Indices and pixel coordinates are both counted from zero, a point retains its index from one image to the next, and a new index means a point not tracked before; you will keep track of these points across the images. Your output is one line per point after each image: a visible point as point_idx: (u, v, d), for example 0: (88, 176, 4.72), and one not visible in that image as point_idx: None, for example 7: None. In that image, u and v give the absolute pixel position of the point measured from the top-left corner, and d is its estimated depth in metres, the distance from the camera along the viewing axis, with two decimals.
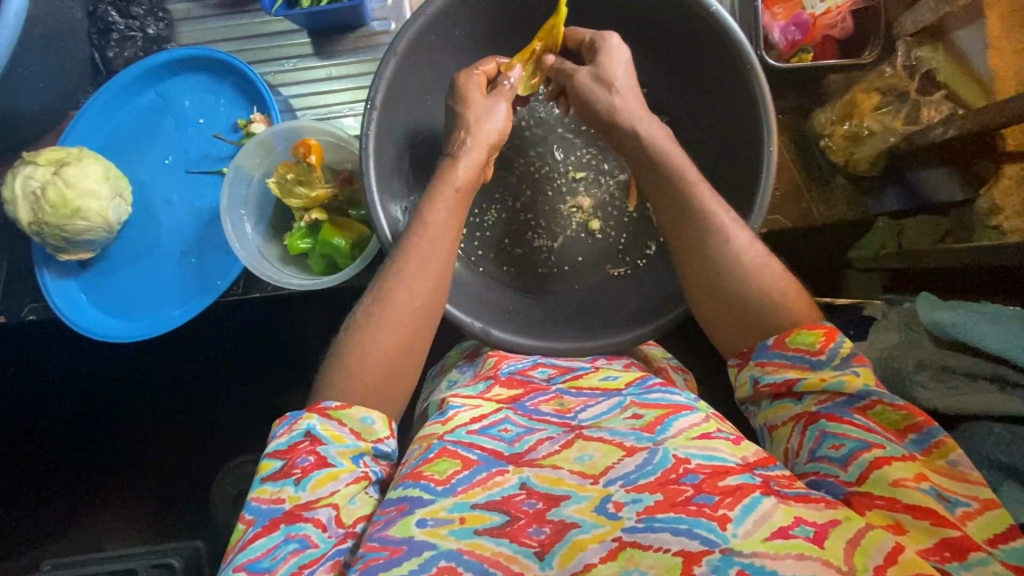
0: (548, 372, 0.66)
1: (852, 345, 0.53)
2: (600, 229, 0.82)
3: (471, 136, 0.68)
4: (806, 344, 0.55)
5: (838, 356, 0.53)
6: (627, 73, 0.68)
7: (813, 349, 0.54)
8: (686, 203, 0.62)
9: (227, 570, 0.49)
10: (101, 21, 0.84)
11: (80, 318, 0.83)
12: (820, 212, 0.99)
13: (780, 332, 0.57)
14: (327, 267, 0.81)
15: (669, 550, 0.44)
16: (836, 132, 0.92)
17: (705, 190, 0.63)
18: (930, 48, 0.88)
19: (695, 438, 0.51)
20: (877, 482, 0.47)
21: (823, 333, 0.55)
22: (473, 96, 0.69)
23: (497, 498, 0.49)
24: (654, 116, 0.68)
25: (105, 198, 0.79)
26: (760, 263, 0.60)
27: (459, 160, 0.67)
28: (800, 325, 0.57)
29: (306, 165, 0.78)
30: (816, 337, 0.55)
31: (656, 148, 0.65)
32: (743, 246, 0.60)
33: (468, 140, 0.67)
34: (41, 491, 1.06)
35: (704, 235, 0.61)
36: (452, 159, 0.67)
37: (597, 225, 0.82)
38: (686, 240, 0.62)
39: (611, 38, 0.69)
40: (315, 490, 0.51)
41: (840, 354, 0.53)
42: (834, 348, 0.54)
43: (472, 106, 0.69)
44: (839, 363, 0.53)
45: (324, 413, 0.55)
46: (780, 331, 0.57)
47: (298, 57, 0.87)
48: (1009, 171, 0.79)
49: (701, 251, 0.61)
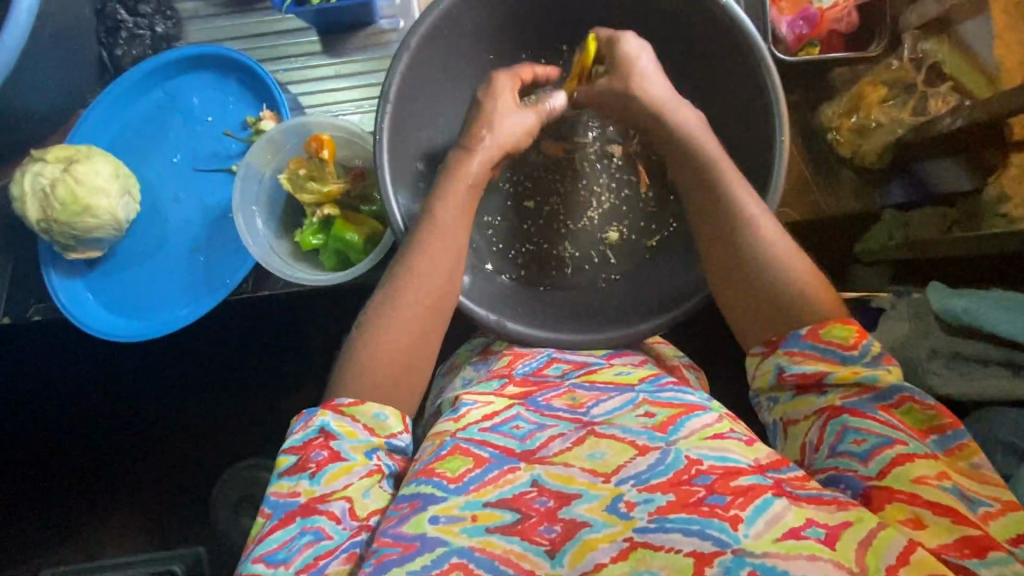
0: (562, 368, 0.67)
1: (882, 346, 0.54)
2: (617, 238, 0.83)
3: (490, 134, 0.67)
4: (839, 337, 0.55)
5: (870, 352, 0.54)
6: (654, 68, 0.68)
7: (847, 343, 0.55)
8: (723, 195, 0.63)
9: (245, 562, 0.50)
10: (109, 19, 0.86)
11: (83, 314, 0.83)
12: (826, 204, 1.00)
13: (811, 323, 0.57)
14: (340, 263, 0.81)
15: (681, 551, 0.45)
16: (844, 125, 0.93)
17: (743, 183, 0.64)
18: (935, 40, 0.88)
19: (708, 438, 0.52)
20: (897, 478, 0.48)
21: (855, 330, 0.55)
22: (504, 92, 0.69)
23: (507, 496, 0.50)
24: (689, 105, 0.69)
25: (114, 195, 0.79)
26: (794, 263, 0.60)
27: (481, 159, 0.67)
28: (830, 319, 0.57)
29: (318, 161, 0.79)
30: (849, 333, 0.55)
31: (693, 135, 0.66)
32: (778, 246, 0.61)
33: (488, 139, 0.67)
34: (49, 494, 1.07)
35: (737, 230, 0.62)
36: (472, 157, 0.67)
37: (613, 233, 0.83)
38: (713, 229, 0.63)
39: (627, 39, 0.69)
40: (330, 483, 0.52)
41: (871, 352, 0.54)
42: (867, 346, 0.54)
43: (496, 104, 0.68)
44: (871, 360, 0.54)
45: (337, 409, 0.56)
46: (812, 322, 0.57)
47: (306, 55, 0.88)
48: (1016, 161, 0.81)
49: (731, 238, 0.62)
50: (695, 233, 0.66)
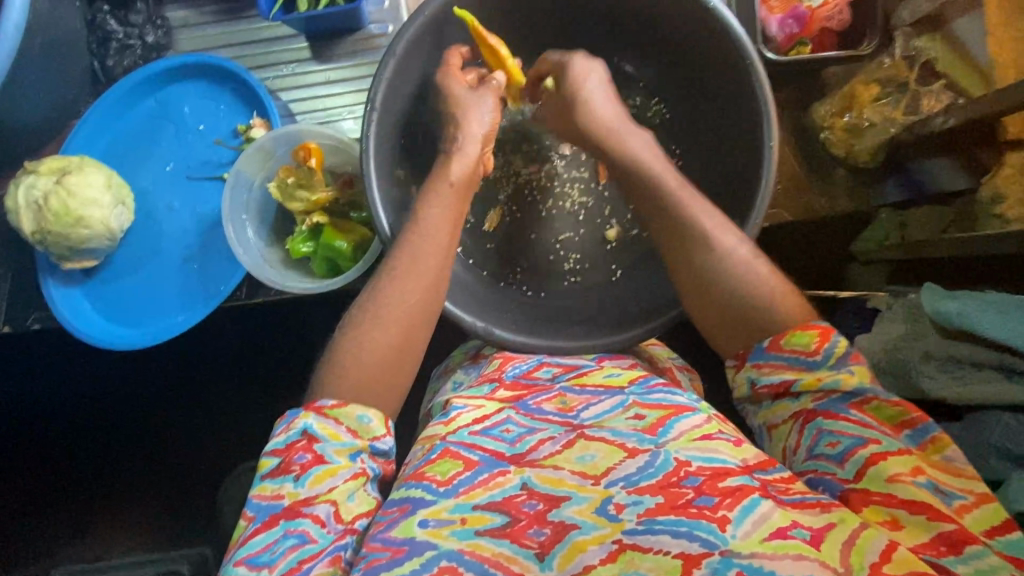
0: (552, 371, 0.66)
1: (847, 343, 0.53)
2: (615, 235, 0.83)
3: (461, 131, 0.68)
4: (801, 345, 0.54)
5: (834, 356, 0.53)
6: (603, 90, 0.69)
7: (809, 349, 0.54)
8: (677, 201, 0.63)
9: (228, 564, 0.49)
10: (99, 30, 0.86)
11: (82, 324, 0.83)
12: (821, 206, 0.96)
13: (775, 333, 0.56)
14: (328, 271, 0.81)
15: (669, 553, 0.44)
16: (836, 124, 0.90)
17: (691, 193, 0.64)
18: (928, 37, 0.88)
19: (696, 439, 0.51)
20: (873, 479, 0.47)
21: (817, 333, 0.54)
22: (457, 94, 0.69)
23: (497, 499, 0.49)
24: (637, 127, 0.69)
25: (107, 206, 0.79)
26: (752, 262, 0.60)
27: (462, 163, 0.66)
28: (792, 327, 0.56)
29: (306, 169, 0.79)
30: (811, 337, 0.54)
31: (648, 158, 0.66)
32: (734, 244, 0.60)
33: (462, 139, 0.67)
34: (46, 501, 1.06)
35: (694, 230, 0.61)
36: (452, 162, 0.66)
37: (612, 229, 0.83)
38: (679, 237, 0.62)
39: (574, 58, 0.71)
40: (314, 487, 0.52)
41: (836, 353, 0.53)
42: (829, 348, 0.53)
43: (459, 99, 0.69)
44: (835, 363, 0.52)
45: (320, 412, 0.55)
46: (775, 332, 0.57)
47: (296, 62, 0.88)
48: (1010, 160, 0.82)
49: (688, 255, 0.62)
50: (658, 242, 0.65)
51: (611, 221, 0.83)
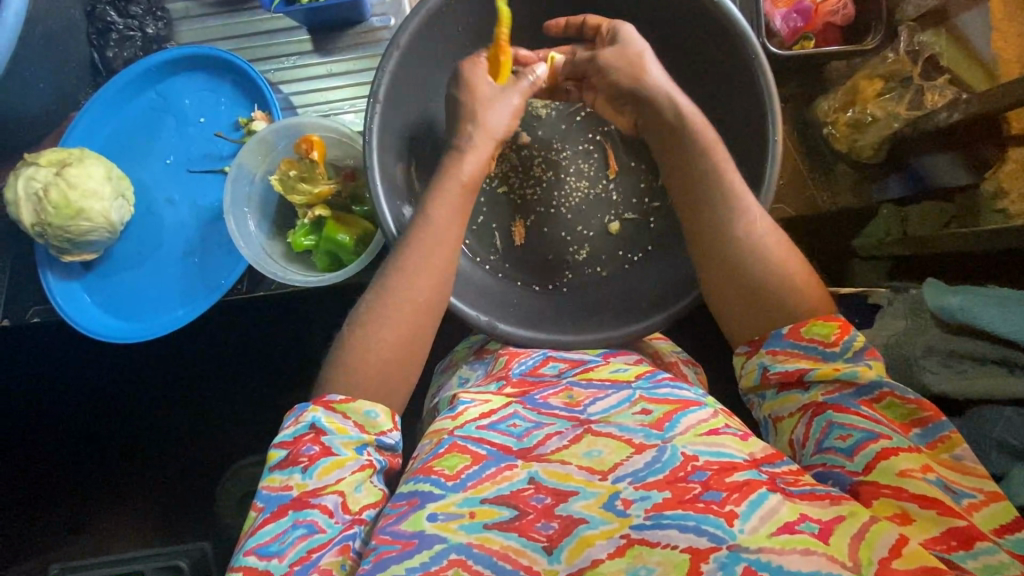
0: (558, 367, 0.66)
1: (865, 340, 0.54)
2: (618, 228, 0.82)
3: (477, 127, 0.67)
4: (820, 335, 0.54)
5: (852, 349, 0.53)
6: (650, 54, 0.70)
7: (828, 341, 0.54)
8: (706, 183, 0.64)
9: (238, 556, 0.50)
10: (99, 21, 0.85)
11: (80, 315, 0.82)
12: (824, 201, 1.00)
13: (795, 321, 0.57)
14: (331, 264, 0.81)
15: (676, 547, 0.45)
16: (839, 119, 0.92)
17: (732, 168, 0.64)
18: (932, 32, 0.87)
19: (703, 434, 0.51)
20: (883, 472, 0.48)
21: (838, 326, 0.54)
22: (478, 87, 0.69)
23: (505, 493, 0.49)
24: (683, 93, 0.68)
25: (107, 199, 0.78)
26: (774, 248, 0.60)
27: (473, 160, 0.66)
28: (809, 317, 0.56)
29: (307, 162, 0.78)
30: (831, 329, 0.54)
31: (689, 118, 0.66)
32: (759, 230, 0.61)
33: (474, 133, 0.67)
34: (46, 494, 1.06)
35: (720, 215, 0.62)
36: (464, 160, 0.66)
37: (616, 223, 0.82)
38: (705, 225, 0.63)
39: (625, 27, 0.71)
40: (321, 478, 0.52)
41: (853, 347, 0.53)
42: (848, 342, 0.54)
43: (479, 92, 0.69)
44: (852, 357, 0.53)
45: (328, 406, 0.55)
46: (796, 320, 0.57)
47: (298, 54, 0.87)
48: (1014, 156, 0.81)
49: (716, 235, 0.62)
50: (686, 226, 0.65)
51: (618, 216, 0.83)
